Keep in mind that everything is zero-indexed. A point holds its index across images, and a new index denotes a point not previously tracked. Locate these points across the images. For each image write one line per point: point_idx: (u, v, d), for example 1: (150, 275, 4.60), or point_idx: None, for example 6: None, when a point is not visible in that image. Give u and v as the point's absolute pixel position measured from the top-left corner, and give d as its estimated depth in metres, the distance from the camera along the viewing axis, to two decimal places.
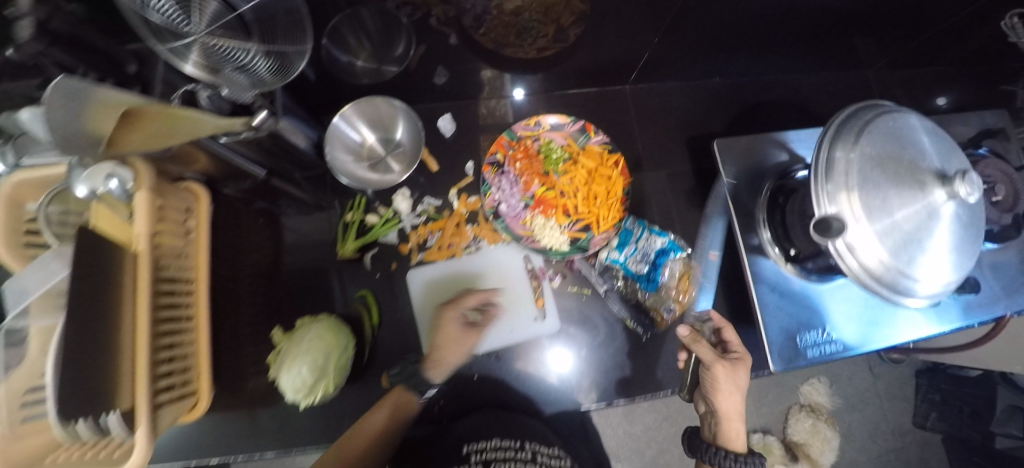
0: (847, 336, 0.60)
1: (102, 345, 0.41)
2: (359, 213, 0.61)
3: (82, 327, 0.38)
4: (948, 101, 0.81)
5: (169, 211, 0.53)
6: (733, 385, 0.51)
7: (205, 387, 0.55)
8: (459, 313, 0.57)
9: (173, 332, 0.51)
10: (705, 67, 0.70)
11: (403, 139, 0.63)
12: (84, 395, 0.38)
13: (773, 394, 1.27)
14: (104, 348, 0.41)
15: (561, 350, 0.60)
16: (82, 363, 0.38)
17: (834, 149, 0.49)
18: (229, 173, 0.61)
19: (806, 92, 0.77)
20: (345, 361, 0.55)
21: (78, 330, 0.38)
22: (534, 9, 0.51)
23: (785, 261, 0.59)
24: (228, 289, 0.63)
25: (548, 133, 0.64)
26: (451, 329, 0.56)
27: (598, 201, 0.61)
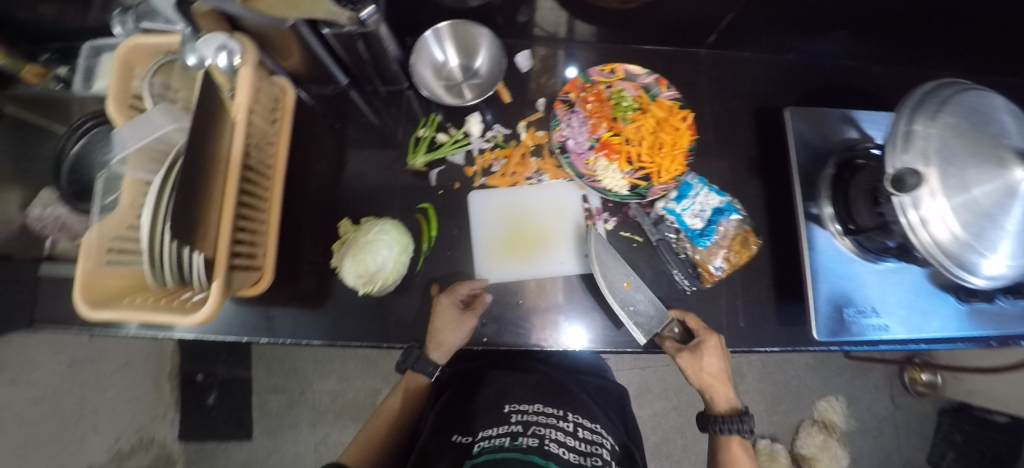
0: (891, 319, 0.60)
1: (200, 190, 0.45)
2: (431, 130, 0.66)
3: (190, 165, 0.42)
4: None
5: (263, 94, 0.56)
6: (700, 372, 0.56)
7: (269, 267, 0.58)
8: (453, 301, 0.58)
9: (252, 205, 0.55)
10: (783, 42, 0.70)
11: (481, 68, 0.65)
12: (182, 225, 0.42)
13: (787, 403, 1.25)
14: (200, 194, 0.45)
15: (576, 325, 0.61)
16: (183, 198, 0.41)
17: (914, 121, 0.50)
18: (315, 75, 0.64)
19: (882, 83, 0.76)
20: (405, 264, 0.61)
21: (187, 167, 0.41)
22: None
23: (841, 235, 0.60)
24: (297, 186, 0.66)
25: (621, 82, 0.65)
26: (448, 314, 0.57)
27: (662, 152, 0.62)
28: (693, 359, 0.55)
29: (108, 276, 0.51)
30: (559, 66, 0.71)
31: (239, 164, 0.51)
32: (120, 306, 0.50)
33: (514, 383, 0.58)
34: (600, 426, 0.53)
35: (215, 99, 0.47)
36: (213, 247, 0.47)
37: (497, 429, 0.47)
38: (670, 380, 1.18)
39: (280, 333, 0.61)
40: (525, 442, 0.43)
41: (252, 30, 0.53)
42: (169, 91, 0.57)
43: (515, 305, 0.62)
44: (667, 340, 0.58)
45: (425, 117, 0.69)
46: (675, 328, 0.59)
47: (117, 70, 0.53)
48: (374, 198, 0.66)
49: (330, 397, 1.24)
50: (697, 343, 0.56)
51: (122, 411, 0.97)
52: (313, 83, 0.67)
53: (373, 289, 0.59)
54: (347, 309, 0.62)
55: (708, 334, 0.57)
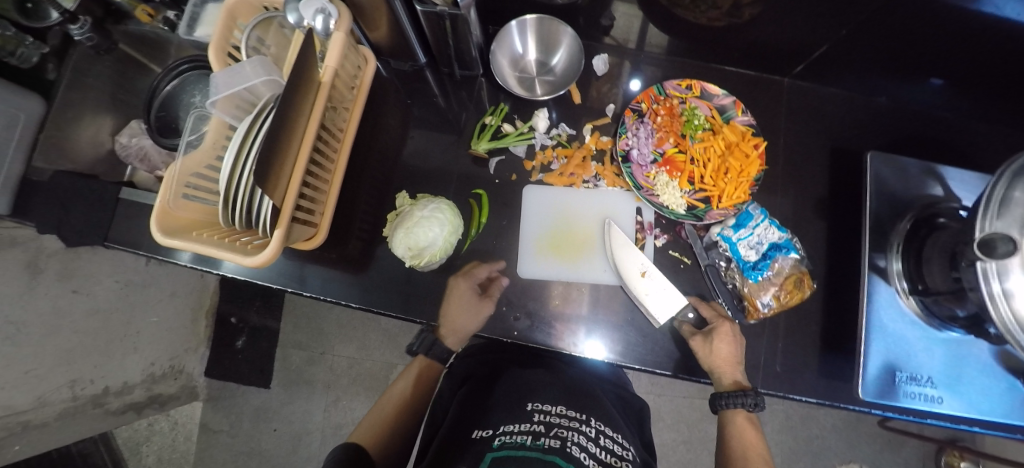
0: (949, 392, 0.56)
1: (281, 142, 0.47)
2: (498, 119, 0.66)
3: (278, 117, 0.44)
4: None
5: (347, 60, 0.58)
6: (714, 358, 0.54)
7: (325, 226, 0.60)
8: (469, 284, 0.60)
9: (319, 163, 0.57)
10: (877, 82, 0.67)
11: (557, 67, 0.66)
12: (262, 172, 0.44)
13: (806, 463, 1.18)
14: (281, 145, 0.47)
15: (596, 339, 0.60)
16: (267, 143, 0.43)
17: (1014, 187, 0.45)
18: (397, 50, 0.67)
19: (977, 142, 0.71)
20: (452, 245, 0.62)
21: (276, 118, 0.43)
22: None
23: (907, 293, 0.57)
24: (361, 154, 0.68)
25: (695, 100, 0.64)
26: (463, 298, 0.59)
27: (727, 177, 0.60)
28: (705, 344, 0.54)
29: (182, 209, 0.54)
30: (623, 78, 0.71)
31: (317, 123, 0.53)
32: (188, 237, 0.53)
33: (537, 381, 0.58)
34: (621, 436, 0.52)
35: (309, 57, 0.49)
36: (282, 195, 0.49)
37: (519, 425, 0.47)
38: (686, 413, 1.14)
39: (322, 290, 0.63)
40: (547, 443, 0.42)
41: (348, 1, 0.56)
42: (263, 46, 0.61)
43: (550, 305, 0.61)
44: (685, 325, 0.58)
45: (493, 106, 0.69)
46: (688, 313, 0.59)
47: (223, 20, 0.57)
48: (431, 176, 0.68)
49: (346, 363, 1.27)
50: (711, 330, 0.55)
51: (161, 337, 1.03)
52: (393, 57, 0.69)
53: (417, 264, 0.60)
54: (389, 280, 0.63)
55: (717, 318, 0.56)
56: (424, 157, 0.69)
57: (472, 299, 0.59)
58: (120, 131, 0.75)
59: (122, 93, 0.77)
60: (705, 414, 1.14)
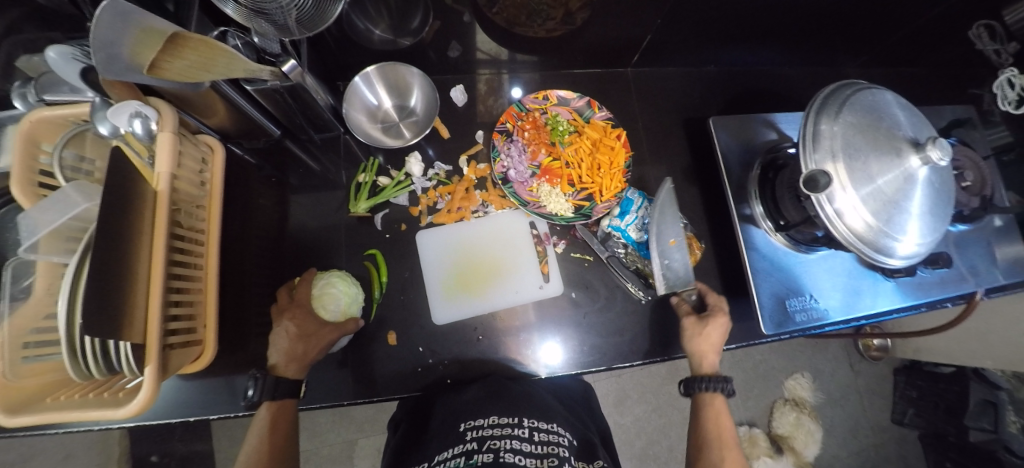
0: (829, 302, 0.64)
1: (122, 275, 0.42)
2: (372, 175, 0.66)
3: (104, 253, 0.39)
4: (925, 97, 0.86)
5: (188, 158, 0.53)
6: (701, 340, 0.58)
7: (211, 339, 0.55)
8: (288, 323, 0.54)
9: (183, 276, 0.51)
10: (702, 54, 0.75)
11: (417, 107, 0.67)
12: (103, 319, 0.39)
13: (760, 389, 1.30)
14: (123, 278, 0.42)
15: (552, 341, 0.62)
16: (101, 283, 0.38)
17: (820, 122, 0.54)
18: (246, 130, 0.63)
19: (795, 83, 0.82)
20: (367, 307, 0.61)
21: (101, 255, 0.39)
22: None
23: (775, 231, 0.64)
24: (236, 245, 0.63)
25: (555, 108, 0.68)
26: (281, 340, 0.53)
27: (602, 171, 0.65)
28: (698, 323, 0.58)
29: (25, 376, 0.45)
30: (506, 85, 0.75)
31: (165, 236, 0.48)
32: (43, 407, 0.46)
33: (466, 394, 0.52)
34: (557, 425, 0.50)
35: (132, 170, 0.44)
36: (140, 330, 0.44)
37: (451, 450, 0.45)
38: (647, 383, 1.21)
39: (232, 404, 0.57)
40: (480, 459, 0.42)
41: (169, 93, 0.51)
42: (82, 163, 0.54)
43: (476, 341, 0.62)
44: (684, 306, 0.61)
45: (365, 161, 0.68)
46: (691, 295, 0.62)
47: (20, 147, 0.49)
48: (323, 247, 0.65)
49: (303, 456, 1.16)
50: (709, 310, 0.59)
51: None
52: (244, 137, 0.65)
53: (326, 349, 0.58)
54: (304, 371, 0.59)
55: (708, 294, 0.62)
56: (311, 231, 0.66)
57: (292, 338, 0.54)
58: None
59: None
60: (666, 377, 1.22)
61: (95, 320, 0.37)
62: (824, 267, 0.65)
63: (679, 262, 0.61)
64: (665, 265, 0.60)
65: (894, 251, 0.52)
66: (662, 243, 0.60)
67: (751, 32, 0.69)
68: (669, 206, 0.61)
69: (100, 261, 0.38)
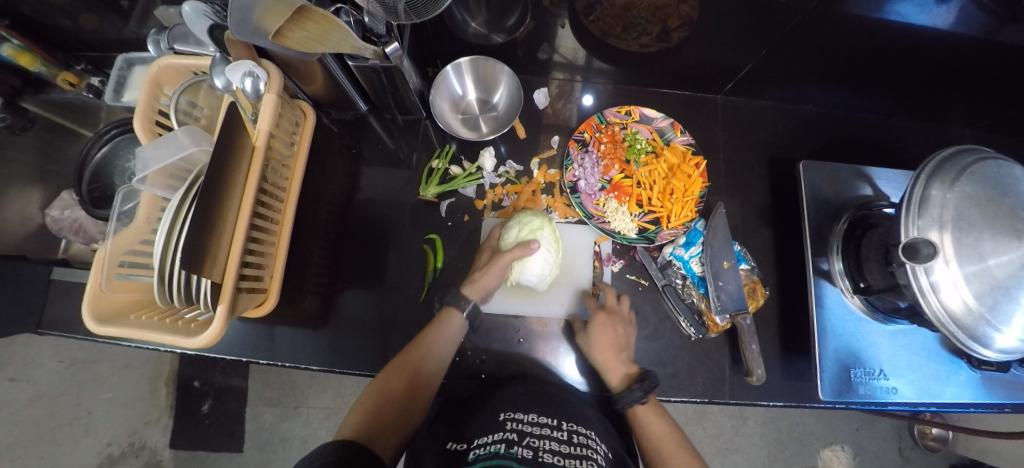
0: (901, 380, 0.58)
1: (217, 218, 0.44)
2: (445, 162, 0.69)
3: (206, 196, 0.42)
4: None
5: (284, 119, 0.56)
6: (603, 353, 0.56)
7: (274, 290, 0.57)
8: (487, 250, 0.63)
9: (261, 228, 0.54)
10: (802, 92, 0.71)
11: (498, 104, 0.69)
12: (195, 255, 0.41)
13: (789, 452, 1.22)
14: (218, 221, 0.44)
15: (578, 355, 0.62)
16: (197, 219, 0.41)
17: (930, 186, 0.47)
18: (337, 101, 0.66)
19: (898, 137, 0.75)
20: (546, 231, 0.63)
21: (203, 197, 0.41)
22: (644, 7, 0.56)
23: (852, 293, 0.59)
24: (308, 206, 0.66)
25: (635, 125, 0.67)
26: (483, 261, 0.62)
27: (673, 196, 0.63)
28: (585, 339, 0.57)
29: (117, 290, 0.49)
30: (580, 93, 0.74)
31: (255, 187, 0.50)
32: (127, 323, 0.48)
33: (511, 392, 0.53)
34: (594, 433, 0.49)
35: (239, 123, 0.47)
36: (221, 270, 0.46)
37: (492, 436, 0.44)
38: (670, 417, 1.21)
39: (283, 351, 0.61)
40: (520, 452, 0.40)
41: (279, 58, 0.54)
42: (195, 110, 0.58)
43: (516, 343, 0.62)
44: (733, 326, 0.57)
45: (440, 148, 0.71)
46: (746, 319, 0.58)
47: (147, 87, 0.54)
48: (387, 222, 0.68)
49: (324, 412, 1.22)
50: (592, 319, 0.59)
51: (113, 416, 0.99)
52: (333, 107, 0.69)
53: (518, 278, 0.63)
54: (351, 337, 0.62)
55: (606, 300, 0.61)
56: (378, 205, 0.69)
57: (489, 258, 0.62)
58: (52, 203, 0.68)
59: (50, 163, 0.70)
60: None
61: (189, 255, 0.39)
62: (898, 340, 0.59)
63: (733, 285, 0.59)
64: (718, 286, 0.59)
65: (991, 342, 0.45)
66: (716, 263, 0.60)
67: (862, 77, 0.64)
68: (721, 227, 0.62)
69: (202, 197, 0.41)
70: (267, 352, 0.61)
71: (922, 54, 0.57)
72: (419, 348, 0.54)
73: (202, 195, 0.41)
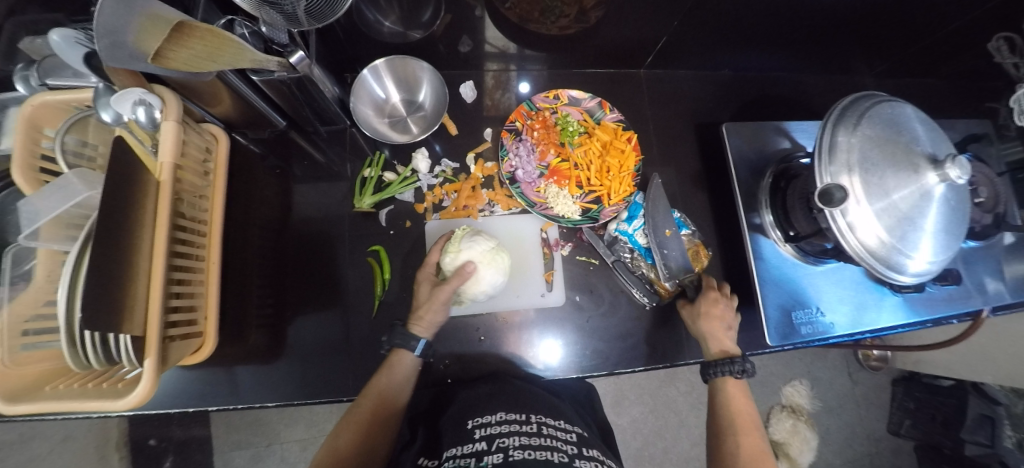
0: (834, 314, 0.62)
1: (125, 266, 0.40)
2: (378, 170, 0.66)
3: (108, 244, 0.38)
4: (965, 110, 0.79)
5: (191, 148, 0.52)
6: (705, 319, 0.57)
7: (211, 331, 0.53)
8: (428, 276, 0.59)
9: (185, 268, 0.50)
10: (716, 58, 0.73)
11: (425, 103, 0.67)
12: (104, 310, 0.37)
13: (756, 395, 1.31)
14: (126, 269, 0.40)
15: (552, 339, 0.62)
16: (102, 271, 0.37)
17: (837, 132, 0.50)
18: (251, 120, 0.62)
19: (808, 90, 0.80)
20: (451, 244, 0.60)
21: (104, 245, 0.37)
22: None
23: (784, 242, 0.62)
24: (238, 235, 0.62)
25: (565, 107, 0.67)
26: (423, 290, 0.57)
27: (611, 173, 0.64)
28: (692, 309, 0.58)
29: (21, 364, 0.43)
30: (507, 80, 0.74)
31: (168, 226, 0.46)
32: (39, 398, 0.43)
33: (477, 394, 0.53)
34: (566, 422, 0.50)
35: (136, 159, 0.43)
36: (142, 323, 0.42)
37: (461, 448, 0.43)
38: (644, 385, 1.27)
39: (234, 392, 0.57)
40: (490, 458, 0.40)
41: (173, 81, 0.49)
42: (85, 149, 0.52)
43: (478, 342, 0.62)
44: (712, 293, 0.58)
45: (370, 156, 0.68)
46: (693, 281, 0.61)
47: (20, 130, 0.47)
48: (326, 239, 0.65)
49: (300, 444, 1.17)
50: (699, 298, 0.58)
51: None
52: (249, 127, 0.64)
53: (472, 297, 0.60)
54: (305, 364, 0.59)
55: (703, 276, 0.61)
56: (315, 223, 0.65)
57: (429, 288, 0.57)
58: None
59: None
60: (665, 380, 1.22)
61: (95, 312, 0.35)
62: (829, 279, 0.63)
63: (677, 252, 0.61)
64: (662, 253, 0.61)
65: (904, 268, 0.50)
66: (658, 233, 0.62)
67: (766, 37, 0.68)
68: (660, 197, 0.64)
69: (107, 245, 0.38)
70: (216, 396, 0.57)
71: (817, 8, 0.60)
72: (369, 398, 0.52)
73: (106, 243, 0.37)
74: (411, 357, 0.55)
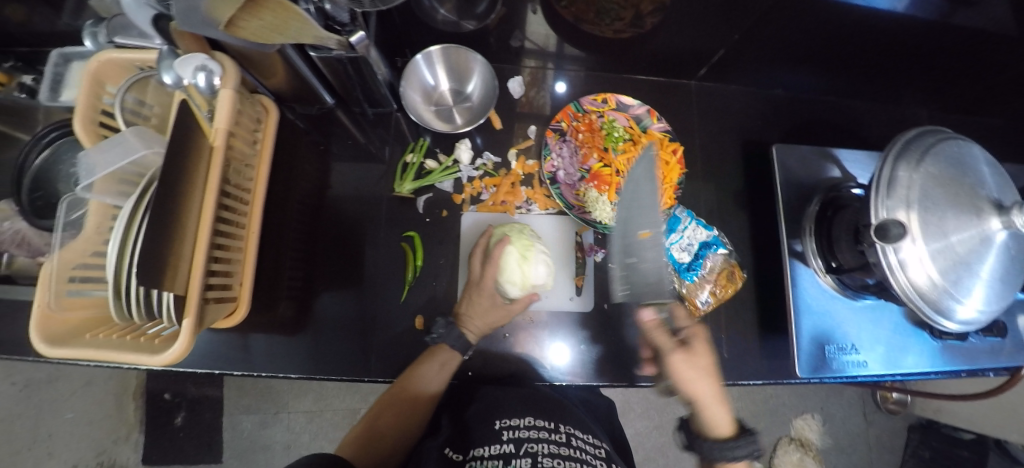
0: (869, 352, 0.60)
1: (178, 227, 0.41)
2: (420, 156, 0.67)
3: (165, 205, 0.38)
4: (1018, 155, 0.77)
5: (244, 116, 0.52)
6: (692, 381, 0.50)
7: (245, 298, 0.54)
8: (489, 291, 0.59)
9: (226, 234, 0.51)
10: (772, 77, 0.72)
11: (473, 95, 0.67)
12: (154, 270, 0.37)
13: (764, 422, 1.29)
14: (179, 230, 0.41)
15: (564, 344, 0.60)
16: (157, 231, 0.37)
17: (898, 166, 0.47)
18: (301, 94, 0.62)
19: (862, 120, 0.78)
20: (522, 261, 0.60)
21: (160, 206, 0.37)
22: None
23: (824, 272, 0.60)
24: (277, 207, 0.63)
25: (612, 112, 0.66)
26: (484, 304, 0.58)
27: (652, 184, 0.63)
28: (687, 358, 0.51)
29: (68, 309, 0.44)
30: (556, 79, 0.73)
31: (217, 191, 0.45)
32: (80, 344, 0.44)
33: (503, 392, 0.54)
34: (593, 435, 0.51)
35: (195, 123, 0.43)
36: (184, 283, 0.42)
37: (489, 449, 0.45)
38: (652, 398, 1.26)
39: (259, 361, 0.58)
40: (519, 464, 0.42)
41: (233, 49, 0.49)
42: (143, 109, 0.53)
43: (502, 338, 0.61)
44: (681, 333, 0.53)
45: (413, 142, 0.69)
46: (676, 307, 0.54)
47: (86, 85, 0.48)
48: (362, 220, 0.66)
49: (307, 416, 1.19)
50: (694, 338, 0.52)
51: (78, 436, 1.04)
52: (298, 101, 0.65)
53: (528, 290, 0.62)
54: (330, 341, 0.60)
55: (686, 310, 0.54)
56: (352, 203, 0.66)
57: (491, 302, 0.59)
58: None
59: None
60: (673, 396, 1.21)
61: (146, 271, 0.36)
62: (866, 314, 0.61)
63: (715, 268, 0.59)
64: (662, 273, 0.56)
65: (951, 314, 0.47)
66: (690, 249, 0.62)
67: (827, 60, 0.66)
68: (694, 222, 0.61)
69: (167, 207, 0.38)
70: (244, 362, 0.58)
71: (888, 36, 0.58)
72: (412, 388, 0.54)
73: (167, 204, 0.38)
74: (456, 354, 0.56)
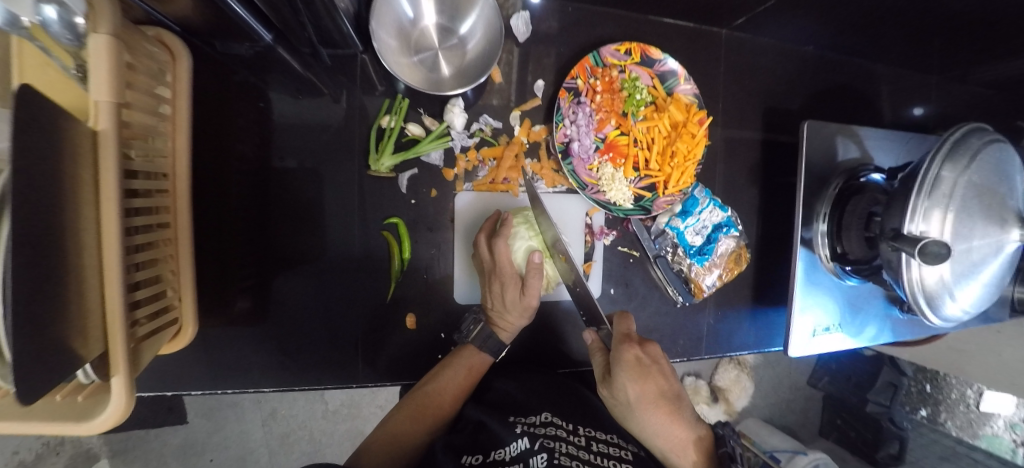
0: (849, 329, 0.63)
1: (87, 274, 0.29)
2: (400, 120, 0.53)
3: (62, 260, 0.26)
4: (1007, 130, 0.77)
5: (138, 73, 0.35)
6: (640, 414, 0.48)
7: (190, 317, 0.44)
8: (511, 280, 0.53)
9: (146, 245, 0.38)
10: (810, 32, 0.62)
11: (466, 37, 0.52)
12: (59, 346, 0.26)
13: None
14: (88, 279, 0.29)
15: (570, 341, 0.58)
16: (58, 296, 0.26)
17: (944, 167, 0.44)
18: (224, 29, 0.44)
19: (878, 84, 0.72)
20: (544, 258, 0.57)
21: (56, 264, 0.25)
22: None
23: (828, 259, 0.59)
24: (215, 186, 0.50)
25: (634, 68, 0.55)
26: (508, 295, 0.53)
27: (675, 160, 0.56)
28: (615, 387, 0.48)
29: None
30: (568, 21, 0.58)
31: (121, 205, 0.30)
32: None
33: (520, 393, 0.52)
34: (615, 434, 0.49)
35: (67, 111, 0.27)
36: (101, 340, 0.30)
37: (508, 450, 0.42)
38: None
39: (229, 366, 0.52)
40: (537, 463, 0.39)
41: None
42: None
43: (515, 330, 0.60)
44: (627, 354, 0.48)
45: (388, 98, 0.54)
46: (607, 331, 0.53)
47: None
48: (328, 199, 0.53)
49: None
50: (616, 369, 0.47)
51: None
52: (220, 37, 0.46)
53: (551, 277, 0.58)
54: (306, 340, 0.53)
55: (626, 346, 0.48)
56: (313, 180, 0.53)
57: (515, 292, 0.53)
58: None
59: None
60: None
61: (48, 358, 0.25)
62: (854, 297, 0.63)
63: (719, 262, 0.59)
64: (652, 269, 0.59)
65: (945, 315, 0.48)
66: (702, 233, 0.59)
67: (876, 22, 0.57)
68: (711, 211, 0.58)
69: (67, 253, 0.26)
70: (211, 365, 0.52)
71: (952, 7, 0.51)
72: (434, 387, 0.51)
73: (66, 250, 0.26)
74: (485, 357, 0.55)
